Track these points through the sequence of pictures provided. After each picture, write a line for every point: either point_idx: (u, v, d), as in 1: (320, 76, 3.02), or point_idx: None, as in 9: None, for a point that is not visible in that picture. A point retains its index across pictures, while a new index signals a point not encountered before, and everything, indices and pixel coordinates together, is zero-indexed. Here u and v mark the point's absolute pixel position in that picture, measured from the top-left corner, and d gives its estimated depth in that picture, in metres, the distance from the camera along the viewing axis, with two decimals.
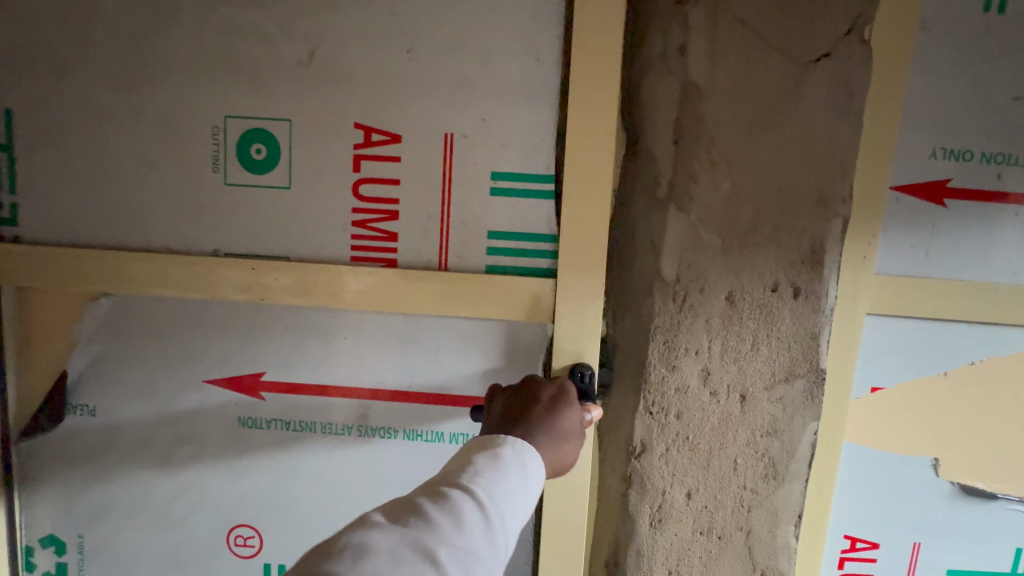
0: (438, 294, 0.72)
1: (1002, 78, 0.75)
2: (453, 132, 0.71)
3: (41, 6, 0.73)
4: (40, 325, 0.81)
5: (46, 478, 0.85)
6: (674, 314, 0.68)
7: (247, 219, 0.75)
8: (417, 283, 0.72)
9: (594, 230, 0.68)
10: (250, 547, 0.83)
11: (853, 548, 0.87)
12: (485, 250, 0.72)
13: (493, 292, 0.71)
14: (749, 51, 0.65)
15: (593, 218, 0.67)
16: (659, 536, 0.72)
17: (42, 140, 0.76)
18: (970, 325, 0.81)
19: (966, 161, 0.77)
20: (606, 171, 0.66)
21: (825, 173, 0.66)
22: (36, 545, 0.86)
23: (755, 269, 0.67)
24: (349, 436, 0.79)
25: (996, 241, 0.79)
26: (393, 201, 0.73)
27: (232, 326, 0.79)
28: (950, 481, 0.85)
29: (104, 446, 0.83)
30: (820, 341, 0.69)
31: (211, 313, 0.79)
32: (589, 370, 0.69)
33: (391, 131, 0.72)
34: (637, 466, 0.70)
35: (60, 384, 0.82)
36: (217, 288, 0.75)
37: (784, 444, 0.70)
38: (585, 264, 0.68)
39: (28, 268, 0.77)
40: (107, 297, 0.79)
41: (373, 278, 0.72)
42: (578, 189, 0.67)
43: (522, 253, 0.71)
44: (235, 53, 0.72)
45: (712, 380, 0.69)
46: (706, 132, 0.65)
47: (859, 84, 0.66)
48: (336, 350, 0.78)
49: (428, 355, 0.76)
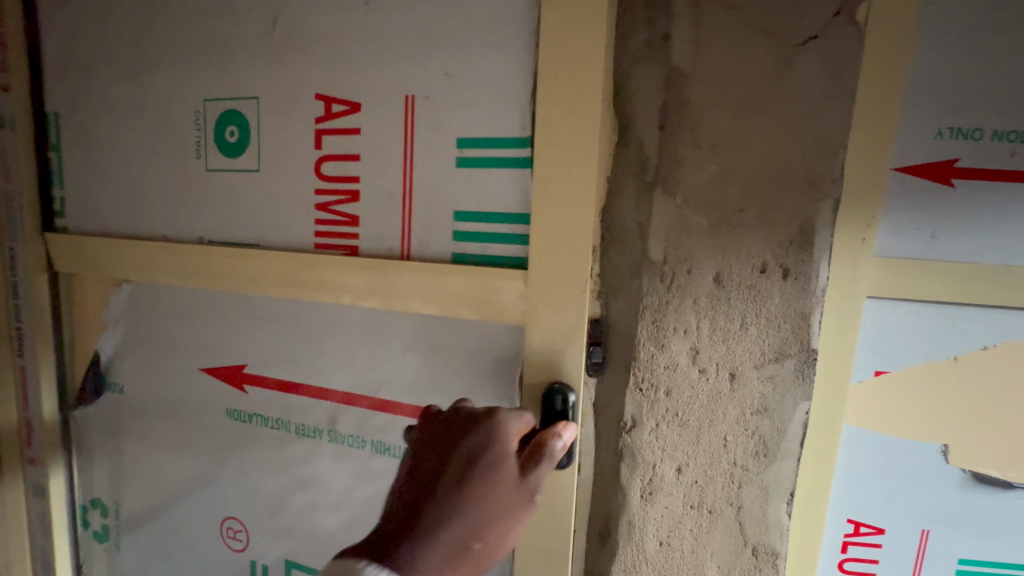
0: (421, 281, 0.77)
1: (1018, 48, 0.70)
2: (414, 95, 0.77)
3: (113, 61, 0.97)
4: (85, 315, 1.07)
5: (96, 444, 1.12)
6: (662, 294, 0.71)
7: (273, 216, 0.88)
8: (403, 274, 0.78)
9: (563, 219, 0.69)
10: (238, 540, 1.00)
11: (856, 533, 0.85)
12: (455, 232, 0.78)
13: (471, 281, 0.75)
14: (734, 35, 0.66)
15: (561, 206, 0.69)
16: (650, 508, 0.75)
17: (124, 164, 0.99)
18: (981, 309, 0.77)
19: (977, 140, 0.73)
20: (582, 163, 0.68)
21: (815, 153, 0.67)
22: (89, 505, 1.15)
23: (742, 250, 0.69)
24: (320, 438, 0.91)
25: (1011, 222, 0.75)
26: (353, 181, 0.82)
27: (268, 310, 0.92)
28: (962, 469, 0.82)
29: (142, 416, 1.06)
30: (811, 320, 0.70)
31: (251, 300, 0.93)
32: (569, 395, 0.71)
33: (350, 104, 0.81)
34: (628, 440, 0.74)
35: (95, 367, 1.08)
36: (239, 275, 0.89)
37: (774, 422, 0.72)
38: (558, 248, 0.69)
39: (71, 258, 1.02)
40: (130, 284, 1.02)
41: (365, 269, 0.80)
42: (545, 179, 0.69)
43: (489, 236, 0.75)
44: (267, 78, 0.86)
45: (700, 358, 0.71)
46: (692, 116, 0.68)
47: (850, 64, 0.66)
48: (347, 327, 0.86)
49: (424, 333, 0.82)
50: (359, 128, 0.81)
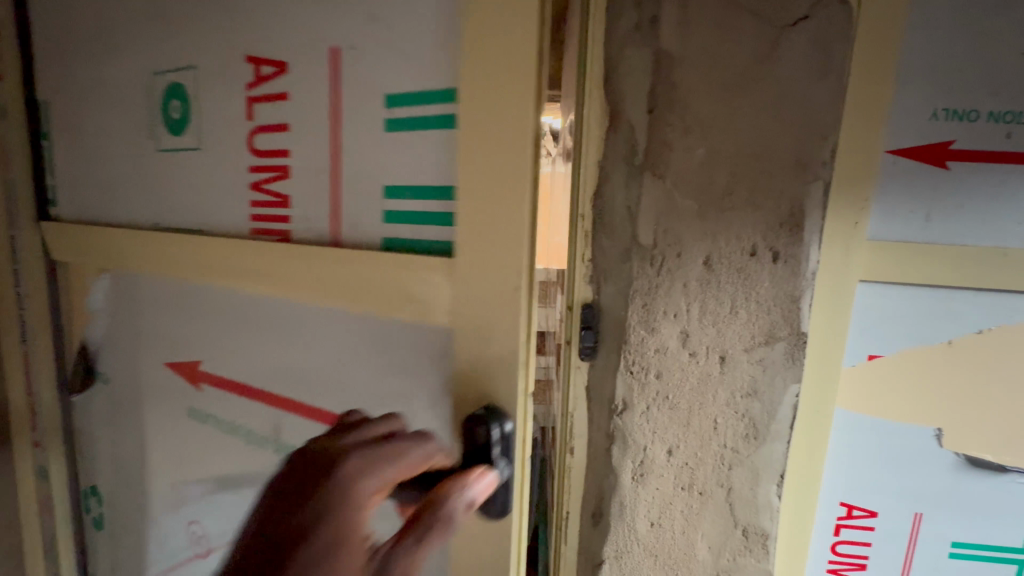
0: (353, 275, 0.67)
1: (1014, 27, 0.69)
2: (340, 49, 0.68)
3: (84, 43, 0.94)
4: (73, 303, 1.08)
5: (93, 431, 1.15)
6: (652, 278, 0.71)
7: (226, 201, 0.81)
8: (336, 267, 0.68)
9: (490, 208, 0.58)
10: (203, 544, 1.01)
11: (849, 516, 0.85)
12: (383, 215, 0.68)
13: (406, 276, 0.64)
14: (722, 17, 0.66)
15: (488, 195, 0.58)
16: (641, 489, 0.76)
17: (96, 150, 0.97)
18: (975, 291, 0.77)
19: (972, 121, 0.72)
20: (508, 157, 0.56)
21: (804, 135, 0.68)
22: (91, 490, 1.21)
23: (731, 233, 0.70)
24: (266, 448, 0.86)
25: (1004, 204, 0.74)
26: (284, 154, 0.74)
27: (229, 301, 0.84)
28: (955, 452, 0.82)
29: (123, 407, 1.06)
30: (801, 303, 0.70)
31: (212, 291, 0.85)
32: (497, 430, 0.58)
33: (278, 61, 0.72)
34: (619, 423, 0.75)
35: (83, 358, 1.09)
36: (197, 263, 0.81)
37: (764, 405, 0.72)
38: (489, 243, 0.58)
39: (57, 245, 1.03)
40: (105, 275, 1.00)
41: (296, 260, 0.71)
42: (471, 158, 0.58)
43: (421, 219, 0.65)
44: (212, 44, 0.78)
45: (691, 342, 0.72)
46: (681, 100, 0.68)
47: (840, 44, 0.66)
48: (303, 326, 0.78)
49: (365, 334, 0.73)
50: (287, 92, 0.72)
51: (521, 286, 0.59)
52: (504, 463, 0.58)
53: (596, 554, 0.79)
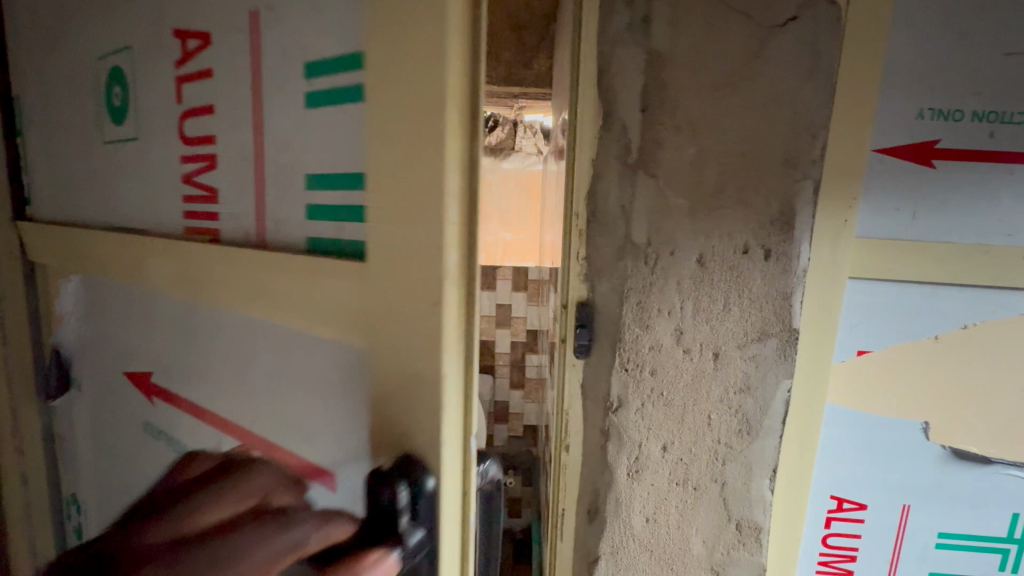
0: (236, 300, 0.40)
1: (997, 28, 0.71)
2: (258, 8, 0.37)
3: None
4: None
5: None
6: (646, 276, 0.72)
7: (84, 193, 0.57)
8: (210, 281, 0.41)
9: (407, 187, 0.29)
10: None
11: (840, 509, 0.86)
12: (284, 205, 0.37)
13: (290, 306, 0.35)
14: (712, 17, 0.67)
15: (399, 159, 0.29)
16: (636, 486, 0.76)
17: None
18: (961, 288, 0.78)
19: (958, 121, 0.74)
20: (421, 119, 0.28)
21: (794, 134, 0.69)
22: None
23: (724, 231, 0.70)
24: None
25: (987, 202, 0.76)
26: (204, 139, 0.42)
27: (115, 323, 0.57)
28: (941, 445, 0.83)
29: None
30: (792, 300, 0.72)
31: (96, 306, 0.59)
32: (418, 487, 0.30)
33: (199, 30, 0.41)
34: (614, 420, 0.75)
35: None
36: (82, 264, 0.56)
37: (756, 401, 0.74)
38: (402, 257, 0.30)
39: None
40: (72, 277, 0.59)
41: (170, 268, 0.45)
42: (380, 99, 0.30)
43: (334, 216, 0.34)
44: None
45: (685, 339, 0.73)
46: (673, 99, 0.68)
47: (828, 45, 0.67)
48: (183, 373, 0.49)
49: (238, 412, 0.44)
50: (209, 67, 0.41)
51: (455, 343, 0.30)
52: (419, 532, 0.31)
53: (592, 550, 0.80)
